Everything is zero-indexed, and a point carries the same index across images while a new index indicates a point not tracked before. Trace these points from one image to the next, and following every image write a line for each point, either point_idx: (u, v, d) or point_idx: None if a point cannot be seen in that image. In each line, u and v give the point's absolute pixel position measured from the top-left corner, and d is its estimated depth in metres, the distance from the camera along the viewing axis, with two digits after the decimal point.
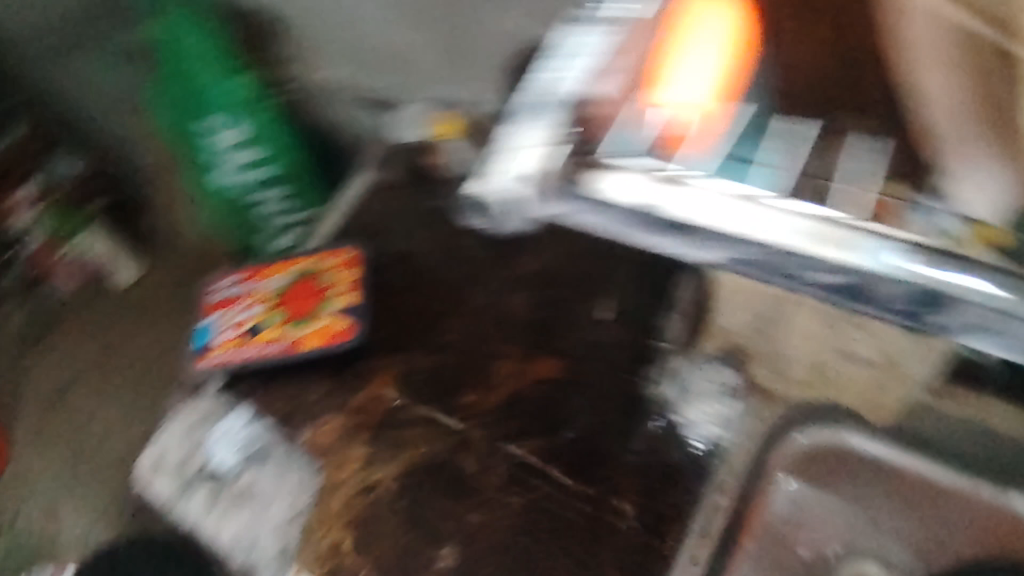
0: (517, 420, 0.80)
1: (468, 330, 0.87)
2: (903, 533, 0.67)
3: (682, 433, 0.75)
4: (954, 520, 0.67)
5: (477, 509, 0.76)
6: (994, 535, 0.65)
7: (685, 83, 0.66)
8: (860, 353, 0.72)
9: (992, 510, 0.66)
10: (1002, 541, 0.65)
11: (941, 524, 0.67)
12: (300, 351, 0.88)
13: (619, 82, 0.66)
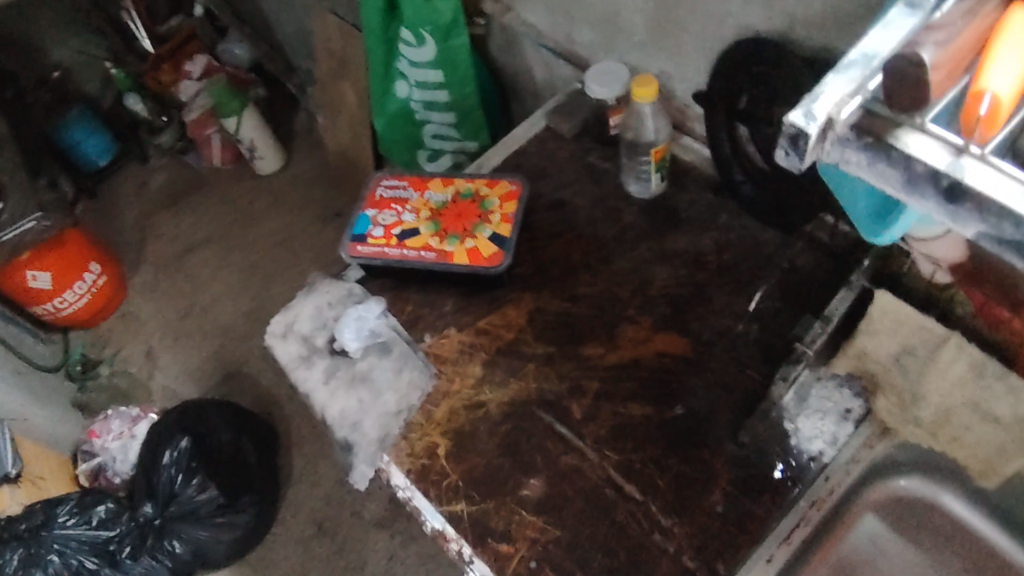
0: (631, 384, 0.82)
1: (606, 287, 0.89)
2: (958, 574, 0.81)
3: (790, 437, 0.76)
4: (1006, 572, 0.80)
5: (572, 452, 0.80)
6: None
7: (1009, 72, 0.35)
8: (992, 410, 0.66)
9: None
10: None
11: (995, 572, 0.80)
12: (450, 263, 0.91)
13: (946, 59, 0.37)
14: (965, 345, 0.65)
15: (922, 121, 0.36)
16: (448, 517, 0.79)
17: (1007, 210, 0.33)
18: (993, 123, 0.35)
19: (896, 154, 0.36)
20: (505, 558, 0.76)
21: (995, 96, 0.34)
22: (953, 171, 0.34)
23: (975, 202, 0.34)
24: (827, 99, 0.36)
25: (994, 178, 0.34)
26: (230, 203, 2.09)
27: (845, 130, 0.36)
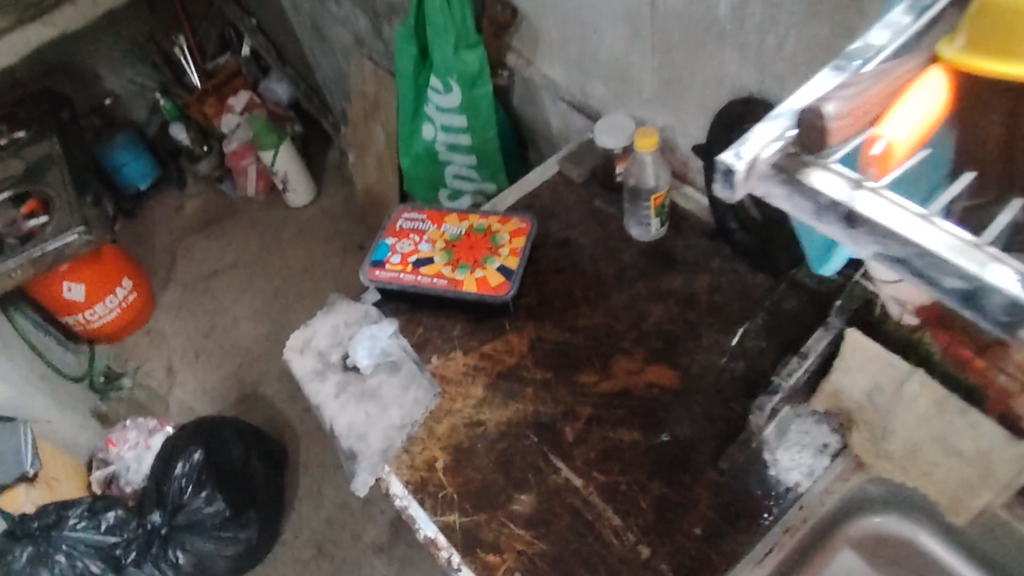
0: (621, 411, 0.88)
1: (604, 321, 0.95)
2: None
3: (768, 467, 0.81)
4: None
5: (562, 471, 0.85)
6: None
7: (906, 123, 0.40)
8: (955, 445, 0.69)
9: None
10: None
11: None
12: (460, 291, 0.98)
13: (851, 109, 0.40)
14: (928, 381, 0.69)
15: (826, 162, 0.39)
16: (440, 526, 0.84)
17: (891, 233, 0.35)
18: (887, 164, 0.40)
19: (805, 188, 0.38)
20: (492, 567, 0.80)
21: (889, 144, 0.40)
22: (850, 201, 0.36)
23: (871, 226, 0.36)
24: (753, 144, 0.39)
25: (885, 207, 0.36)
26: (258, 231, 2.18)
27: (765, 166, 0.39)
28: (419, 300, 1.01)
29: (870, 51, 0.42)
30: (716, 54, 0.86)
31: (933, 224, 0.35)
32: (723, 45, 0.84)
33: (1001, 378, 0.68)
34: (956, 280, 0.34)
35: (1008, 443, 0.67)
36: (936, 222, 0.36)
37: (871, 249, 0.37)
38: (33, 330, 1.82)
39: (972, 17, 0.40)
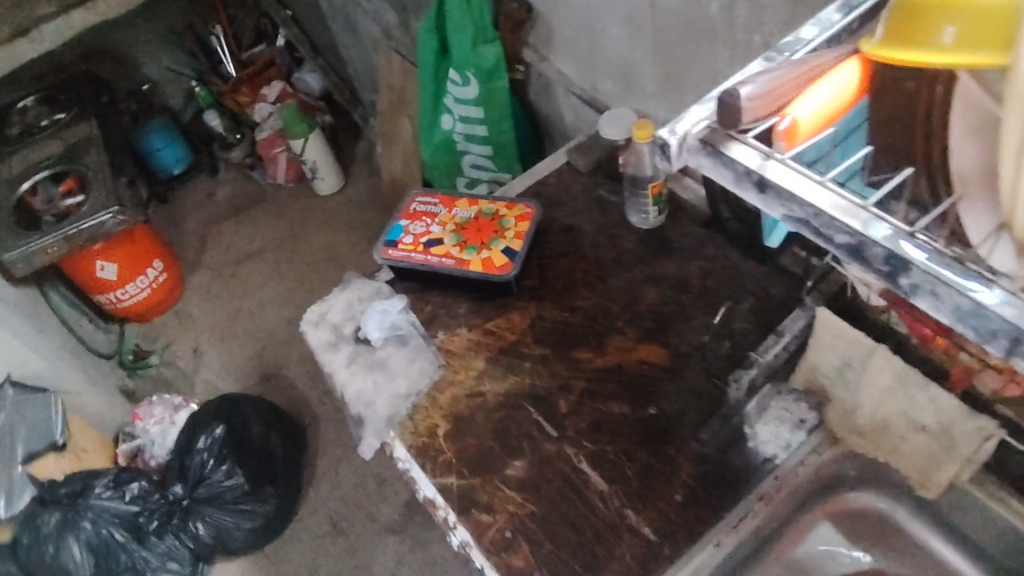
0: (612, 386, 0.93)
1: (601, 302, 1.00)
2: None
3: (747, 441, 0.86)
4: None
5: (554, 440, 0.90)
6: None
7: (811, 105, 0.51)
8: (919, 417, 0.74)
9: None
10: None
11: None
12: (467, 270, 1.03)
13: (763, 91, 0.49)
14: (890, 356, 0.75)
15: (743, 136, 0.49)
16: (439, 488, 0.89)
17: (790, 195, 0.46)
18: (794, 138, 0.50)
19: (727, 160, 0.49)
20: (484, 527, 0.85)
21: (794, 121, 0.50)
22: (760, 170, 0.47)
23: (778, 193, 0.47)
24: (686, 121, 0.51)
25: (786, 174, 0.47)
26: (286, 220, 2.26)
27: (694, 141, 0.50)
28: (429, 278, 1.07)
29: (799, 44, 0.53)
30: (710, 50, 0.90)
31: (828, 188, 0.46)
32: (715, 41, 0.88)
33: (963, 355, 0.75)
34: (846, 235, 0.44)
35: (967, 415, 0.72)
36: (829, 186, 0.46)
37: (784, 211, 0.47)
38: (67, 307, 1.91)
39: (890, 16, 0.48)
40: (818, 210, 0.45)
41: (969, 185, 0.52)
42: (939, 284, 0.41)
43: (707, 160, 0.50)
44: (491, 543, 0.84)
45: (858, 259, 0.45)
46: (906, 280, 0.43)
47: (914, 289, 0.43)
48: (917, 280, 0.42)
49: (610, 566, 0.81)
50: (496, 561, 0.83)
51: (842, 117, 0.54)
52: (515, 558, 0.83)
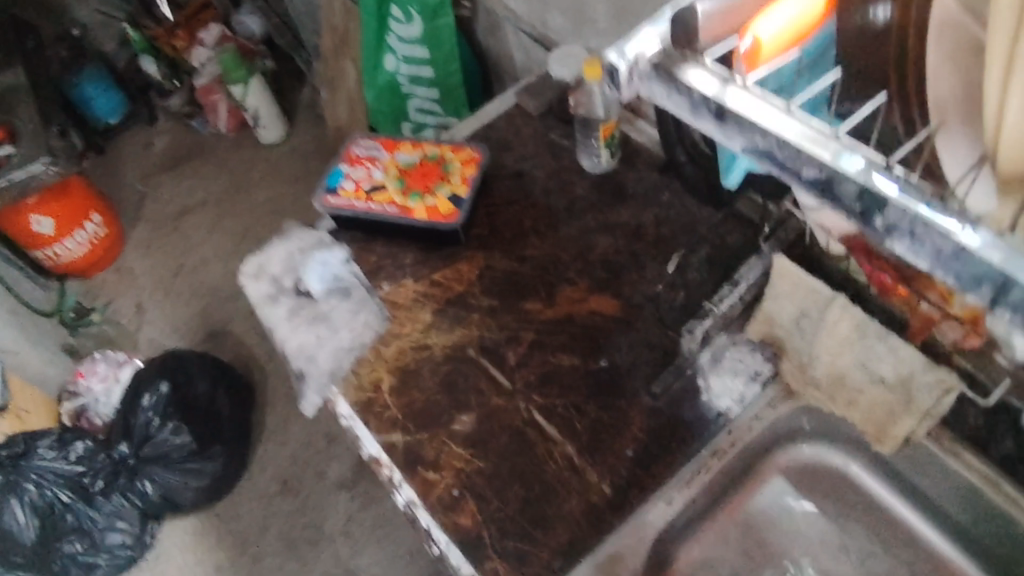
0: (563, 337, 0.89)
1: (553, 251, 0.96)
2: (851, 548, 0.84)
3: (700, 393, 0.84)
4: (906, 554, 0.82)
5: (503, 394, 0.86)
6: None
7: (774, 25, 0.48)
8: (877, 369, 0.72)
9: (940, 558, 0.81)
10: None
11: (893, 549, 0.82)
12: (411, 218, 0.98)
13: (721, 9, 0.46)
14: (849, 306, 0.72)
15: (700, 59, 0.46)
16: (384, 446, 0.85)
17: (755, 125, 0.43)
18: (756, 59, 0.48)
19: (682, 84, 0.45)
20: (432, 484, 0.82)
21: (756, 41, 0.47)
22: (719, 97, 0.44)
23: (740, 121, 0.43)
24: (636, 43, 0.46)
25: (747, 101, 0.43)
26: (229, 171, 2.17)
27: (644, 66, 0.46)
28: (370, 227, 1.01)
29: None
30: None
31: (793, 118, 0.43)
32: None
33: (923, 305, 0.71)
34: (815, 170, 0.41)
35: (927, 367, 0.69)
36: (794, 116, 0.43)
37: (743, 143, 0.44)
38: None
39: None
40: (785, 142, 0.42)
41: (947, 117, 0.52)
42: (915, 223, 0.38)
43: (660, 83, 0.46)
44: (438, 502, 0.81)
45: (826, 196, 0.42)
46: (877, 218, 0.40)
47: (887, 227, 0.40)
48: (890, 218, 0.39)
49: (559, 525, 0.79)
50: (445, 520, 0.80)
51: (807, 38, 0.52)
52: (464, 517, 0.80)
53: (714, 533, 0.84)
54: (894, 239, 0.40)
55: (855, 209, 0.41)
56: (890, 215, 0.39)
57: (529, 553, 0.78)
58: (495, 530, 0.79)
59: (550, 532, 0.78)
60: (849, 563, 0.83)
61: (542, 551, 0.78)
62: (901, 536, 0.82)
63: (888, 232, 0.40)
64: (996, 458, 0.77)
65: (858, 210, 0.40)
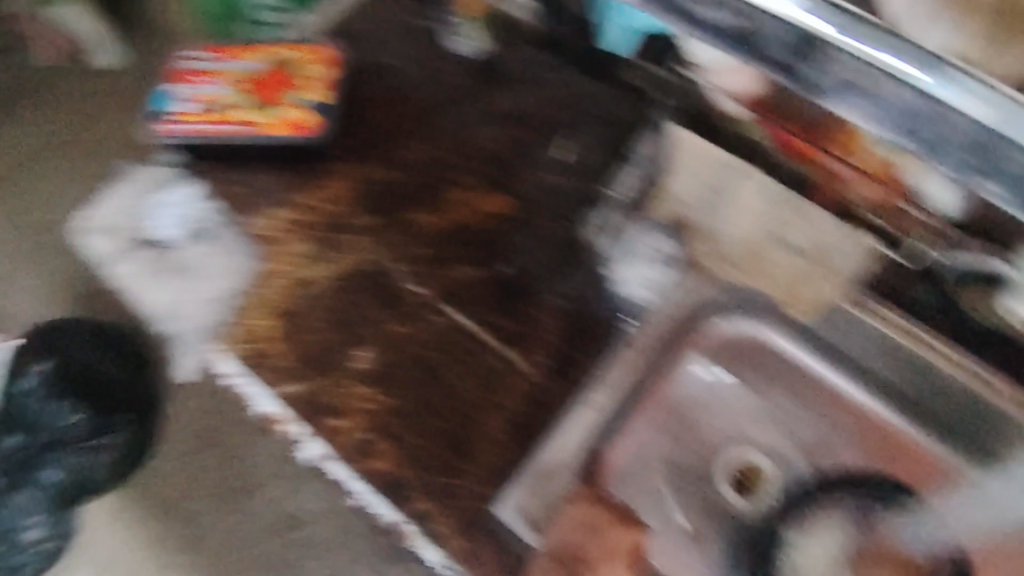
0: (457, 247, 0.81)
1: (435, 151, 0.86)
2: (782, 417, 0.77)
3: (610, 287, 0.79)
4: (834, 417, 0.76)
5: (403, 322, 0.78)
6: (871, 439, 0.75)
7: None
8: (794, 242, 0.71)
9: (873, 416, 0.75)
10: (873, 447, 0.75)
11: (821, 414, 0.77)
12: (269, 134, 0.85)
13: None
14: (766, 184, 0.71)
15: None
16: (282, 400, 0.76)
17: None
18: None
19: None
20: (339, 434, 0.74)
21: None
22: None
23: None
24: None
25: None
26: None
27: None
28: (220, 151, 0.86)
29: None
30: None
31: None
32: None
33: (833, 164, 0.67)
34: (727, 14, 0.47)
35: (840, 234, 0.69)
36: None
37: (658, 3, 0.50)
38: None
39: None
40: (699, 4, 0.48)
41: None
42: (829, 52, 0.44)
43: None
44: (350, 451, 0.73)
45: (745, 47, 0.48)
46: (791, 53, 0.46)
47: (799, 62, 0.46)
48: (800, 53, 0.46)
49: (483, 452, 0.73)
50: (360, 469, 0.73)
51: None
52: (380, 462, 0.73)
53: (641, 428, 0.77)
54: (806, 65, 0.46)
55: (773, 37, 0.46)
56: (798, 54, 0.46)
57: (455, 486, 0.71)
58: (417, 469, 0.72)
59: (474, 460, 0.73)
60: (781, 431, 0.77)
61: (468, 480, 0.72)
62: (829, 403, 0.77)
63: (803, 60, 0.46)
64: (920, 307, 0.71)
65: (772, 35, 0.46)
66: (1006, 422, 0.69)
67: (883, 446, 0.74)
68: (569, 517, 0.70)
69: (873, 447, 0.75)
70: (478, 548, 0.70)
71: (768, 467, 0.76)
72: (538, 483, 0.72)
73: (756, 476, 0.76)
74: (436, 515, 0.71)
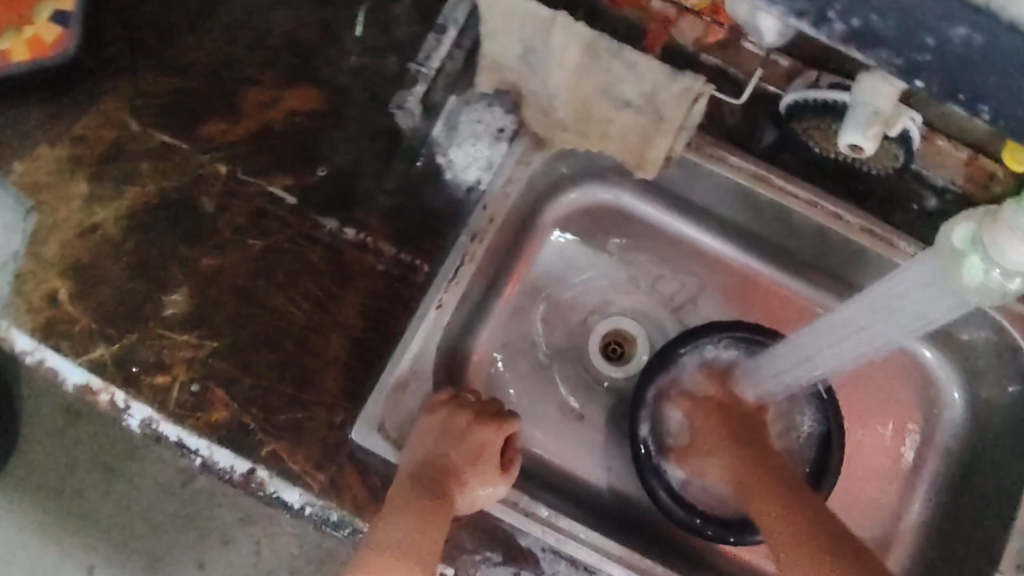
0: (265, 155, 0.71)
1: (215, 48, 0.74)
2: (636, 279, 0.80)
3: (441, 172, 0.69)
4: (686, 269, 0.80)
5: (212, 253, 0.69)
6: (721, 285, 0.80)
7: None
8: (621, 93, 0.61)
9: (723, 260, 0.80)
10: (724, 294, 0.80)
11: (671, 269, 0.80)
12: (10, 63, 0.74)
13: None
14: (573, 25, 0.57)
15: None
16: (92, 368, 0.65)
17: None
18: None
19: None
20: (164, 391, 0.65)
21: None
22: None
23: None
24: None
25: None
26: None
27: None
28: None
29: None
30: None
31: None
32: None
33: (656, 4, 0.64)
34: None
35: (670, 78, 0.59)
36: None
37: None
38: None
39: None
40: None
41: None
42: None
43: None
44: (180, 408, 0.65)
45: None
46: None
47: None
48: None
49: (328, 377, 0.66)
50: (194, 424, 0.64)
51: None
52: (216, 412, 0.65)
53: (503, 314, 0.77)
54: None
55: None
56: None
57: (306, 422, 0.65)
58: (258, 412, 0.65)
59: (321, 390, 0.66)
60: (641, 295, 0.80)
61: (320, 412, 0.65)
62: (682, 253, 0.80)
63: None
64: (759, 152, 0.69)
65: None
66: (848, 248, 0.69)
67: (734, 288, 0.80)
68: (428, 429, 0.63)
69: (727, 289, 0.80)
70: (339, 479, 0.64)
71: (633, 330, 0.79)
72: (393, 398, 0.64)
73: (623, 343, 0.79)
74: (291, 455, 0.64)
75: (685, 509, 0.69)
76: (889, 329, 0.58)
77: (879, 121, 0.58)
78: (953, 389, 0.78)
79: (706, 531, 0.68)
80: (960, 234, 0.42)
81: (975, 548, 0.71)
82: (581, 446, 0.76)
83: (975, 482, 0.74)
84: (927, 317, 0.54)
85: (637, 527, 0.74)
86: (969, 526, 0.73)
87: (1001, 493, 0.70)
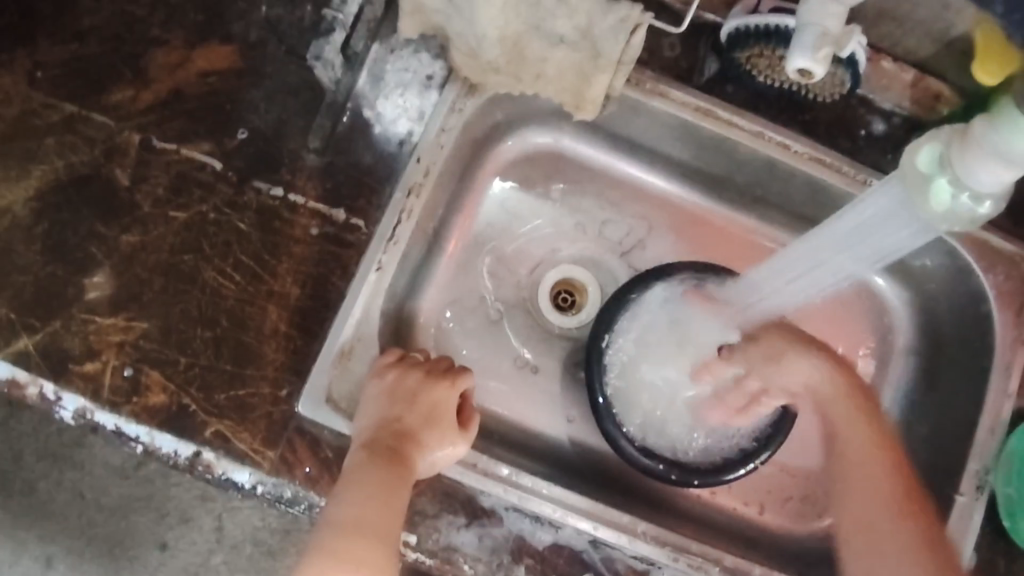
0: (181, 120, 0.66)
1: (114, 6, 0.68)
2: (581, 223, 0.78)
3: (370, 125, 0.66)
4: (635, 209, 0.78)
5: (132, 229, 0.64)
6: (669, 224, 0.78)
7: None
8: (555, 30, 0.58)
9: (670, 199, 0.78)
10: (673, 233, 0.79)
11: (619, 211, 0.78)
12: None
13: None
14: None
15: None
16: (14, 360, 0.61)
17: None
18: None
19: None
20: (94, 380, 0.61)
21: None
22: None
23: None
24: None
25: None
26: None
27: None
28: None
29: None
30: None
31: None
32: None
33: None
34: None
35: (605, 9, 0.56)
36: None
37: None
38: None
39: None
40: None
41: None
42: None
43: None
44: (115, 395, 0.61)
45: None
46: None
47: None
48: None
49: (268, 350, 0.63)
50: (131, 410, 0.61)
51: None
52: (154, 396, 0.61)
53: (448, 270, 0.74)
54: None
55: None
56: None
57: (250, 398, 0.62)
58: (198, 393, 0.61)
59: (262, 363, 0.63)
60: (589, 241, 0.78)
61: (263, 387, 0.62)
62: (629, 194, 0.78)
63: None
64: (700, 85, 0.67)
65: None
66: (796, 178, 0.68)
67: (683, 225, 0.78)
68: (376, 396, 0.61)
69: (676, 227, 0.79)
70: (291, 455, 0.61)
71: (581, 276, 0.77)
72: (339, 366, 0.62)
73: (574, 293, 0.77)
74: (236, 434, 0.61)
75: (643, 456, 0.68)
76: (869, 245, 0.56)
77: (828, 40, 0.55)
78: (905, 313, 0.78)
79: (670, 475, 0.68)
80: (925, 156, 0.44)
81: (938, 469, 0.71)
82: (538, 400, 0.74)
83: (931, 404, 0.76)
84: (903, 238, 0.53)
85: (599, 476, 0.74)
86: (928, 449, 0.74)
87: (956, 413, 0.72)
